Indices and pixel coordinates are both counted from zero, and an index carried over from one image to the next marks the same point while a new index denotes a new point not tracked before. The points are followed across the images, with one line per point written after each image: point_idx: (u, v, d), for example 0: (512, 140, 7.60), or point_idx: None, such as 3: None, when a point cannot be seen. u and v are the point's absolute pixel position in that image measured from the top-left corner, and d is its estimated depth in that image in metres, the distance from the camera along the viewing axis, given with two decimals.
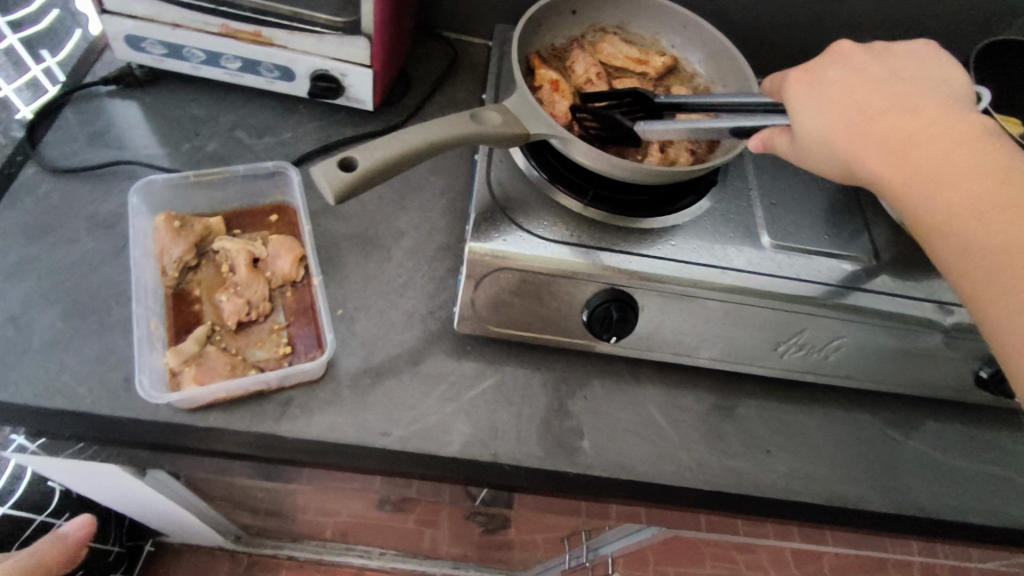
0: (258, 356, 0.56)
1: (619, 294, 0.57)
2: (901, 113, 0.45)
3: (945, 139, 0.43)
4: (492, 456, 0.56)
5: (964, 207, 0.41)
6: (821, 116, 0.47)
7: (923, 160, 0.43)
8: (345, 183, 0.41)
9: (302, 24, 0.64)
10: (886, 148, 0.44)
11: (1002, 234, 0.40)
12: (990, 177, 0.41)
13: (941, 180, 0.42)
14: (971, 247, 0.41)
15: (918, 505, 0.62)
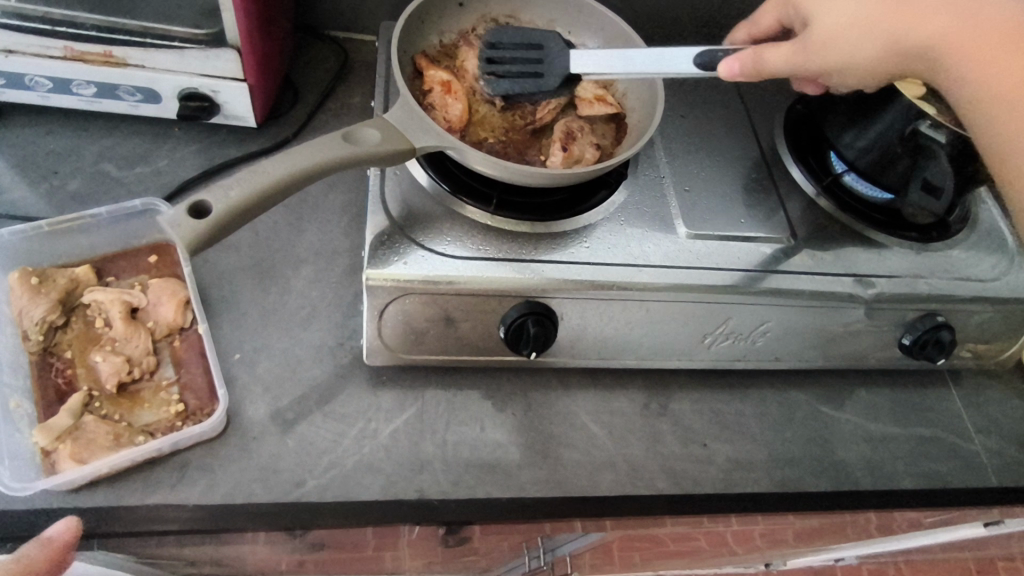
0: (145, 420, 0.50)
1: (535, 306, 0.53)
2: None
3: (950, 9, 0.45)
4: (419, 493, 0.52)
5: (1001, 65, 0.44)
6: (833, 14, 0.47)
7: (938, 32, 0.45)
8: (195, 233, 0.37)
9: (157, 41, 0.57)
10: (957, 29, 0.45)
11: None
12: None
13: (976, 47, 0.44)
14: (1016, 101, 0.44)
15: (856, 479, 0.62)
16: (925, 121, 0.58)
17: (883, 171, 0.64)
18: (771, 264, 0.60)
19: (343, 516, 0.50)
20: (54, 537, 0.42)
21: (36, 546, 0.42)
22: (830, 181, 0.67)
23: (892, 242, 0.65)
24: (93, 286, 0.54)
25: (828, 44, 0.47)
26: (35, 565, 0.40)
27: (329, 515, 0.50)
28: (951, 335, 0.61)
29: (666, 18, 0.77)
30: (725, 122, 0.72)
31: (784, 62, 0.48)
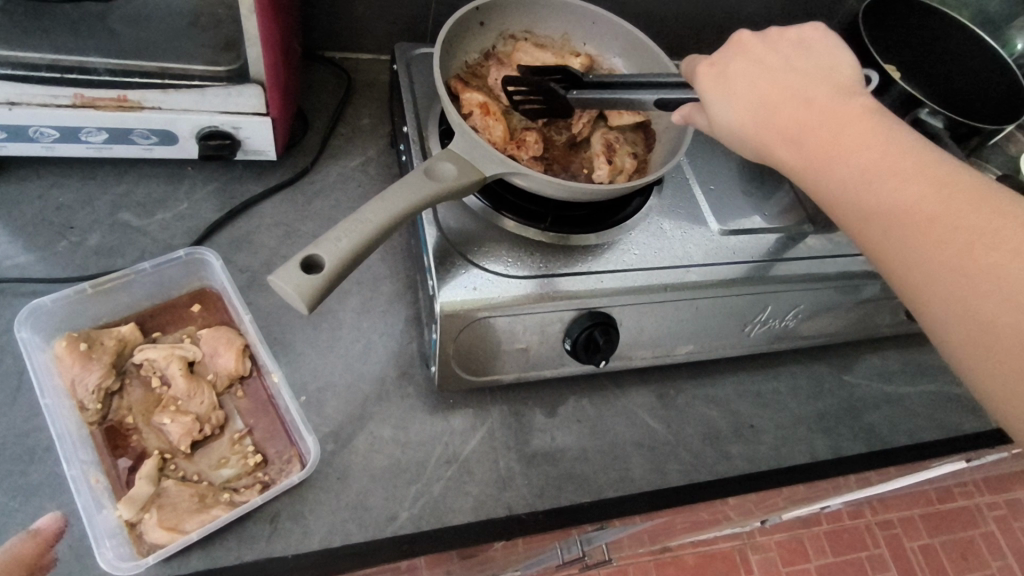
0: (226, 476, 0.49)
1: (599, 316, 0.55)
2: (797, 108, 0.43)
3: (838, 120, 0.42)
4: (507, 510, 0.53)
5: (877, 184, 0.40)
6: (736, 101, 0.45)
7: (839, 134, 0.41)
8: (315, 290, 0.39)
9: (177, 81, 0.54)
10: (805, 143, 0.42)
11: (931, 217, 0.38)
12: (902, 162, 0.40)
13: (856, 158, 0.40)
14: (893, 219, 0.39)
15: (883, 439, 0.68)
16: (924, 107, 0.63)
17: None
18: (797, 251, 0.64)
19: (439, 544, 0.51)
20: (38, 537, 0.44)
21: (25, 539, 0.44)
22: None
23: None
24: (142, 344, 0.53)
25: (728, 128, 0.45)
26: (23, 556, 0.43)
27: (427, 545, 0.51)
28: None
29: (659, 21, 0.79)
30: None
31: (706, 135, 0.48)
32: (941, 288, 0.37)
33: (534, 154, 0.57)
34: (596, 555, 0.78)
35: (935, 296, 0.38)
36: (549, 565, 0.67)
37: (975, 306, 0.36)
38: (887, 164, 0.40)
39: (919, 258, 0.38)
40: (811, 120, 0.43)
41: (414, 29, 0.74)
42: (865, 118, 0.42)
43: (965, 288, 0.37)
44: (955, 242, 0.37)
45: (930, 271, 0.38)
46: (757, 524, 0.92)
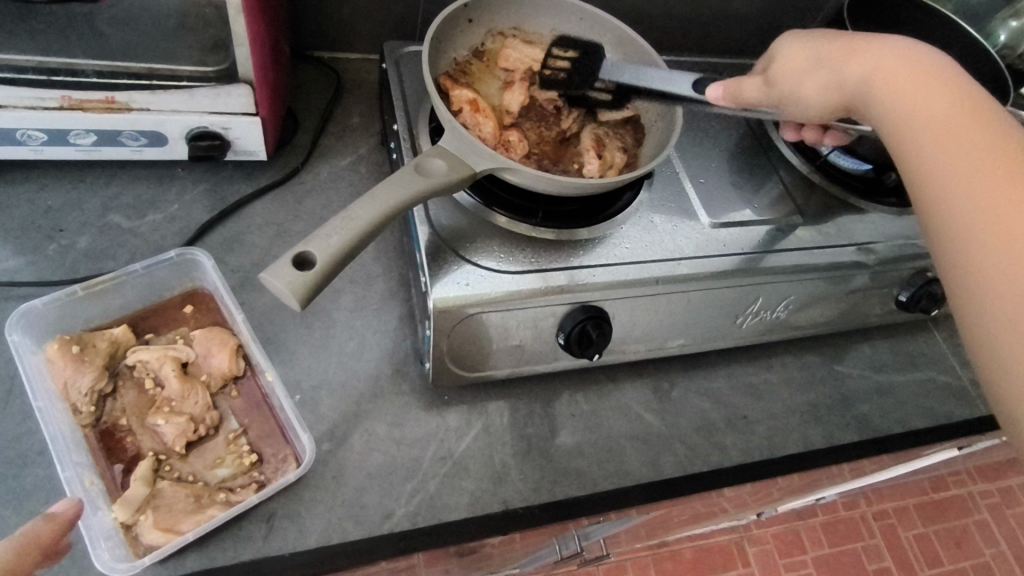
0: (221, 476, 0.49)
1: (591, 309, 0.55)
2: (885, 74, 0.44)
3: (924, 93, 0.42)
4: (503, 504, 0.53)
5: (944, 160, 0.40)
6: (824, 59, 0.47)
7: (919, 106, 0.42)
8: (307, 287, 0.39)
9: (164, 82, 0.54)
10: (897, 111, 0.43)
11: (995, 200, 0.37)
12: (989, 142, 0.39)
13: (933, 132, 0.41)
14: (959, 194, 0.38)
15: (874, 427, 0.68)
16: None
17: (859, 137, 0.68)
18: (788, 243, 0.64)
19: (436, 540, 0.51)
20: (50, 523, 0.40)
21: (40, 522, 0.40)
22: (823, 160, 0.72)
23: (882, 208, 0.70)
24: (134, 346, 0.52)
25: (794, 87, 0.48)
26: (39, 540, 0.39)
27: (423, 541, 0.51)
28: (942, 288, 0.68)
29: (647, 16, 0.79)
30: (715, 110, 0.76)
31: (755, 103, 0.50)
32: (983, 258, 0.37)
33: (524, 152, 0.58)
34: (593, 551, 0.78)
35: (976, 263, 0.37)
36: (545, 564, 0.66)
37: (1010, 279, 0.36)
38: (973, 140, 0.39)
39: (973, 229, 0.37)
40: (902, 93, 0.43)
41: (402, 28, 0.74)
42: (957, 95, 0.41)
43: (1009, 260, 0.36)
44: (1017, 219, 0.36)
45: (978, 240, 0.37)
46: (753, 516, 0.93)
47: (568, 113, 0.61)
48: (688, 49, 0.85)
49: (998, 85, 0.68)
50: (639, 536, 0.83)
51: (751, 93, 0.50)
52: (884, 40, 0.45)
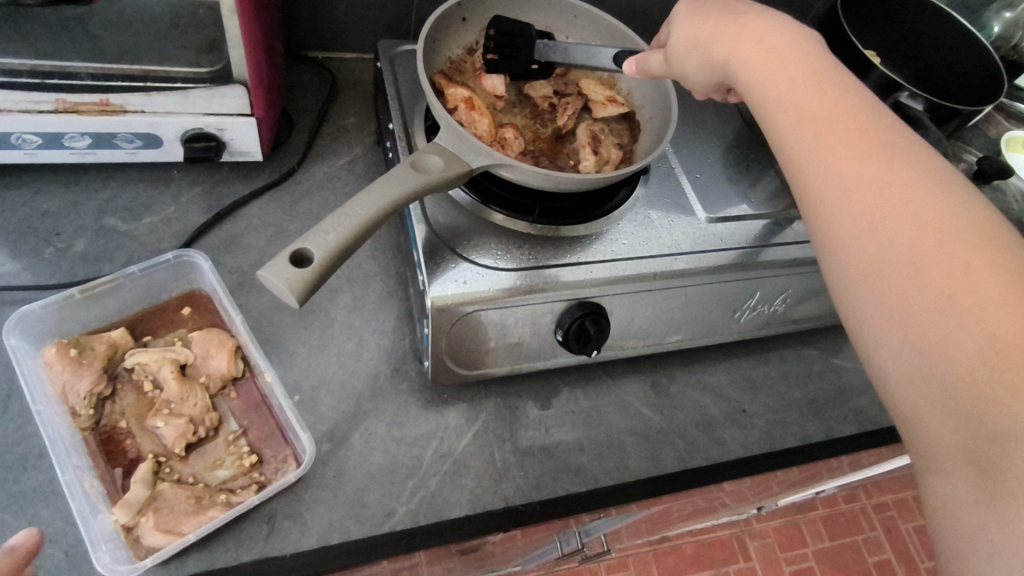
0: (221, 477, 0.49)
1: (590, 305, 0.55)
2: (750, 41, 0.45)
3: (780, 62, 0.43)
4: (504, 501, 0.54)
5: (807, 121, 0.41)
6: (702, 23, 0.48)
7: (775, 76, 0.43)
8: (303, 286, 0.39)
9: (159, 83, 0.54)
10: (755, 79, 0.44)
11: (851, 153, 0.39)
12: (835, 104, 0.41)
13: (792, 98, 0.42)
14: (817, 151, 0.40)
15: (873, 420, 0.69)
16: (905, 90, 0.63)
17: None
18: (785, 237, 0.64)
19: (437, 538, 0.51)
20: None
21: (0, 555, 0.38)
22: None
23: None
24: (132, 348, 0.52)
25: (686, 50, 0.48)
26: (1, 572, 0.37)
27: (425, 539, 0.51)
28: None
29: (642, 12, 0.79)
30: (710, 106, 0.76)
31: (660, 70, 0.51)
32: (834, 210, 0.38)
33: (521, 148, 0.57)
34: (595, 547, 0.79)
35: (831, 214, 0.39)
36: (546, 559, 0.67)
37: (858, 228, 0.37)
38: (820, 99, 0.41)
39: (824, 186, 0.39)
40: (760, 63, 0.44)
41: (396, 27, 0.74)
42: (807, 61, 0.43)
43: (854, 211, 0.38)
44: (863, 165, 0.38)
45: (829, 195, 0.39)
46: (754, 510, 0.93)
47: (564, 108, 0.61)
48: None
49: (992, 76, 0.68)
50: (640, 532, 0.83)
51: (655, 68, 0.52)
52: (741, 15, 0.46)
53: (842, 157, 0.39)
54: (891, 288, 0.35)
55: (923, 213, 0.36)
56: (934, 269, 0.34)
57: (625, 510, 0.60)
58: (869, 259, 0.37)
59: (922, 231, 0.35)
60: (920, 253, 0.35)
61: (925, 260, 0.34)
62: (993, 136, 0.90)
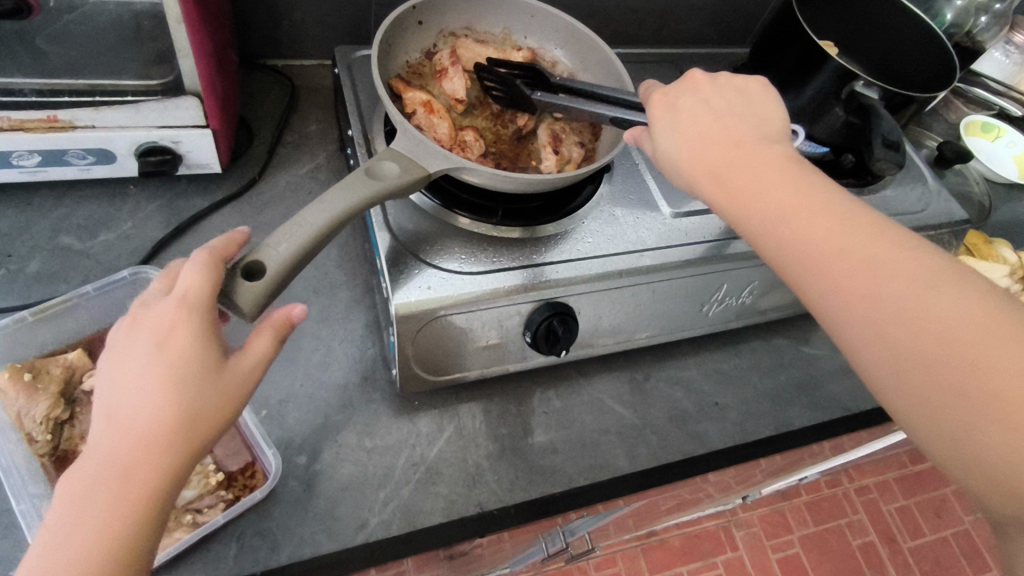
0: (186, 497, 0.48)
1: (557, 305, 0.55)
2: (721, 159, 0.41)
3: (755, 183, 0.40)
4: (479, 507, 0.53)
5: (808, 252, 0.37)
6: (671, 132, 0.44)
7: (757, 198, 0.39)
8: (258, 296, 0.39)
9: (108, 97, 0.53)
10: (734, 205, 0.40)
11: (866, 284, 0.35)
12: (834, 215, 0.37)
13: (781, 219, 0.38)
14: (833, 284, 0.36)
15: (845, 406, 0.69)
16: (860, 79, 0.63)
17: (815, 120, 0.67)
18: None
19: (411, 547, 0.50)
20: (235, 239, 0.42)
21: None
22: None
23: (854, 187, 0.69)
24: (91, 370, 0.51)
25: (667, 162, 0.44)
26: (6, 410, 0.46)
27: (399, 548, 0.50)
28: None
29: (602, 10, 0.79)
30: None
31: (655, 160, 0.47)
32: (864, 333, 0.35)
33: (481, 151, 0.57)
34: (579, 546, 0.78)
35: (859, 338, 0.35)
36: (534, 560, 0.67)
37: (895, 349, 0.34)
38: (816, 219, 0.37)
39: (847, 308, 0.35)
40: (738, 185, 0.40)
41: (355, 32, 0.73)
42: (795, 175, 0.40)
43: (887, 339, 0.34)
44: (887, 294, 0.34)
45: (863, 324, 0.35)
46: (738, 500, 0.93)
47: (523, 109, 0.61)
48: (644, 40, 0.85)
49: (946, 65, 0.69)
50: (626, 527, 0.83)
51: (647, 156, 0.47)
52: (715, 129, 0.43)
53: (862, 289, 0.35)
54: (945, 414, 0.33)
55: (961, 339, 0.32)
56: (978, 381, 0.31)
57: (603, 508, 0.60)
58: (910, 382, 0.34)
59: (962, 343, 0.32)
60: (963, 367, 0.32)
61: (970, 377, 0.32)
62: (952, 121, 0.91)
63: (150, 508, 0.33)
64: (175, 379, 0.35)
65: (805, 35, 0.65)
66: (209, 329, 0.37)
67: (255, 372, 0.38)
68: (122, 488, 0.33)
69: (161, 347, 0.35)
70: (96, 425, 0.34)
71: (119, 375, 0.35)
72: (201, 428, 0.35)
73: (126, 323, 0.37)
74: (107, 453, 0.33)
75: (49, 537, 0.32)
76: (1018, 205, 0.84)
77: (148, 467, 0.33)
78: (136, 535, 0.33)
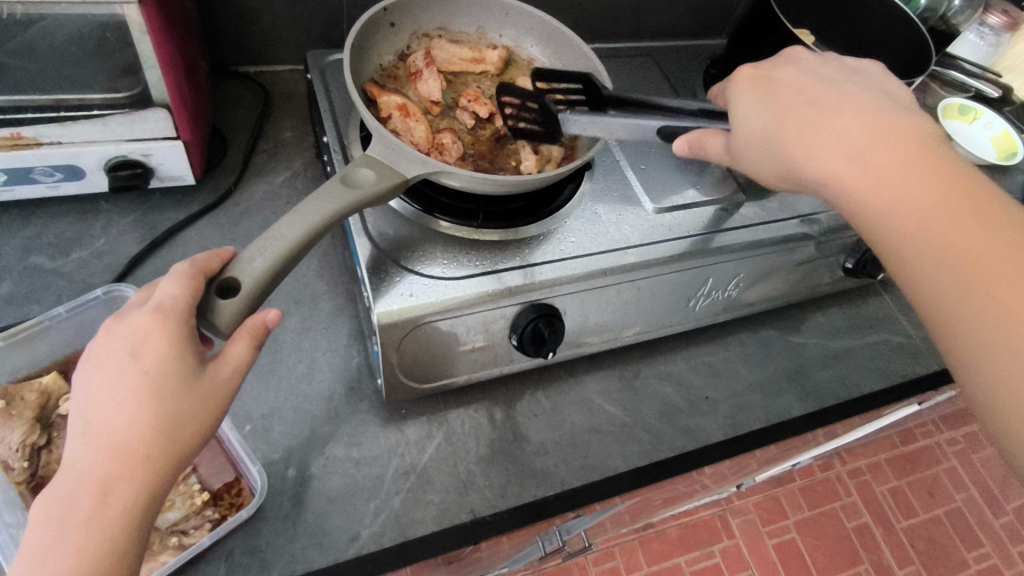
0: (171, 519, 0.47)
1: (542, 306, 0.55)
2: (854, 130, 0.39)
3: (879, 159, 0.38)
4: (471, 513, 0.53)
5: (943, 243, 0.36)
6: (773, 112, 0.42)
7: (887, 178, 0.38)
8: (237, 312, 0.38)
9: (73, 112, 0.52)
10: (851, 181, 0.38)
11: (1001, 286, 0.34)
12: (941, 190, 0.37)
13: (900, 208, 0.37)
14: (961, 283, 0.35)
15: (834, 394, 0.69)
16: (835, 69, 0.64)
17: None
18: (736, 222, 0.64)
19: (404, 558, 0.50)
20: (220, 251, 0.41)
21: None
22: None
23: None
24: (67, 393, 0.50)
25: (759, 144, 0.43)
26: None
27: (392, 560, 0.49)
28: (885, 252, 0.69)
29: (577, 5, 0.78)
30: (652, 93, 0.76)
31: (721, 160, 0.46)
32: (982, 338, 0.34)
33: (459, 154, 0.56)
34: (576, 543, 0.78)
35: (959, 324, 0.35)
36: (532, 558, 0.65)
37: (1002, 336, 0.34)
38: (949, 212, 0.36)
39: (953, 292, 0.35)
40: (862, 166, 0.38)
41: (328, 35, 0.72)
42: (921, 161, 0.38)
43: (1022, 352, 0.33)
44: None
45: (988, 333, 0.34)
46: (731, 489, 0.93)
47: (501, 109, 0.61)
48: (621, 33, 0.85)
49: (921, 49, 0.69)
50: (622, 523, 0.82)
51: (714, 153, 0.46)
52: (830, 109, 0.41)
53: (999, 292, 0.34)
54: None
55: None
56: None
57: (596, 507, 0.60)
58: (1013, 368, 0.33)
59: None
60: None
61: None
62: (930, 104, 0.92)
63: (127, 525, 0.33)
64: (151, 392, 0.34)
65: (782, 26, 0.64)
66: (186, 337, 0.36)
67: (235, 379, 0.37)
68: (99, 502, 0.32)
69: (135, 357, 0.34)
70: (71, 440, 0.34)
71: (93, 388, 0.34)
72: (179, 441, 0.34)
73: (104, 331, 0.36)
74: (84, 469, 0.32)
75: (29, 556, 0.31)
76: (998, 185, 0.85)
77: (125, 481, 0.32)
78: (112, 554, 0.32)
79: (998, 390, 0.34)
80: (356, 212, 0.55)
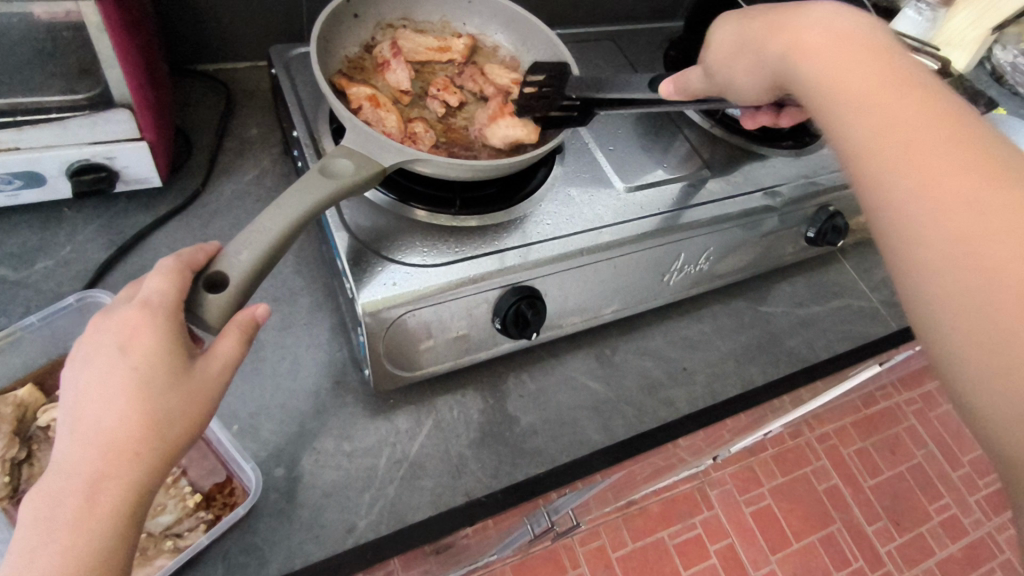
0: (164, 523, 0.47)
1: (522, 289, 0.56)
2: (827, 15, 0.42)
3: (826, 63, 0.39)
4: (465, 496, 0.53)
5: (882, 130, 0.36)
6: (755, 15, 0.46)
7: (833, 74, 0.39)
8: (226, 307, 0.38)
9: (31, 115, 0.50)
10: (811, 73, 0.40)
11: (936, 168, 0.33)
12: (881, 77, 0.37)
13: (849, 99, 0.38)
14: (894, 158, 0.35)
15: (802, 358, 0.72)
16: None
17: None
18: (704, 197, 0.66)
19: (402, 545, 0.50)
20: (206, 246, 0.40)
21: None
22: (721, 114, 0.74)
23: (782, 150, 0.73)
24: (45, 405, 0.49)
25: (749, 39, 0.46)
26: None
27: (390, 547, 0.50)
28: (843, 220, 0.72)
29: None
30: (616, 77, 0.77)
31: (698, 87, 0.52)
32: (912, 219, 0.34)
33: (432, 143, 0.57)
34: (563, 523, 0.80)
35: (892, 202, 0.35)
36: (521, 542, 0.68)
37: (930, 213, 0.33)
38: (890, 104, 0.36)
39: (887, 172, 0.35)
40: (817, 53, 0.40)
41: (288, 29, 0.71)
42: (858, 63, 0.38)
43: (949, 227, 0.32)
44: (959, 175, 0.33)
45: (919, 207, 0.33)
46: (708, 460, 0.96)
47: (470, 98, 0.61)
48: (581, 18, 0.86)
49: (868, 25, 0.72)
50: (606, 500, 0.84)
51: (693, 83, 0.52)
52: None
53: (922, 175, 0.34)
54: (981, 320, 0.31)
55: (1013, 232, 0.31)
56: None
57: (584, 482, 0.61)
58: (938, 237, 0.33)
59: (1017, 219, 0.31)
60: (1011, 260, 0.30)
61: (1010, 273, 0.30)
62: None
63: (118, 525, 0.32)
64: (140, 387, 0.33)
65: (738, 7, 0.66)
66: (175, 333, 0.35)
67: (226, 375, 0.37)
68: (88, 503, 0.32)
69: (125, 353, 0.34)
70: (59, 441, 0.33)
71: (80, 387, 0.34)
72: (171, 436, 0.34)
73: (91, 329, 0.36)
74: (72, 469, 0.32)
75: (13, 562, 0.31)
76: None
77: (114, 480, 0.32)
78: (102, 556, 0.31)
79: (926, 271, 0.33)
80: (334, 205, 0.55)
